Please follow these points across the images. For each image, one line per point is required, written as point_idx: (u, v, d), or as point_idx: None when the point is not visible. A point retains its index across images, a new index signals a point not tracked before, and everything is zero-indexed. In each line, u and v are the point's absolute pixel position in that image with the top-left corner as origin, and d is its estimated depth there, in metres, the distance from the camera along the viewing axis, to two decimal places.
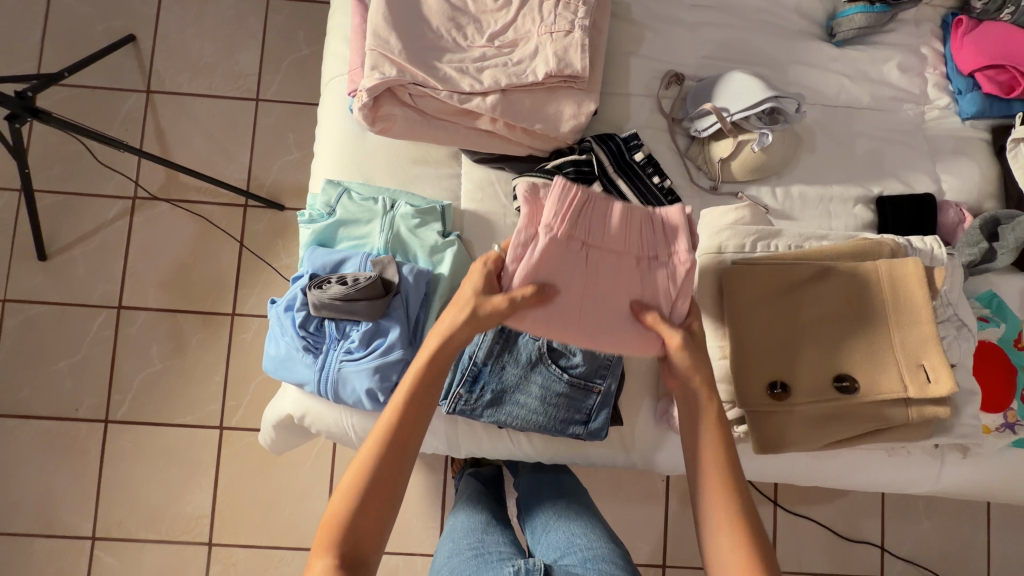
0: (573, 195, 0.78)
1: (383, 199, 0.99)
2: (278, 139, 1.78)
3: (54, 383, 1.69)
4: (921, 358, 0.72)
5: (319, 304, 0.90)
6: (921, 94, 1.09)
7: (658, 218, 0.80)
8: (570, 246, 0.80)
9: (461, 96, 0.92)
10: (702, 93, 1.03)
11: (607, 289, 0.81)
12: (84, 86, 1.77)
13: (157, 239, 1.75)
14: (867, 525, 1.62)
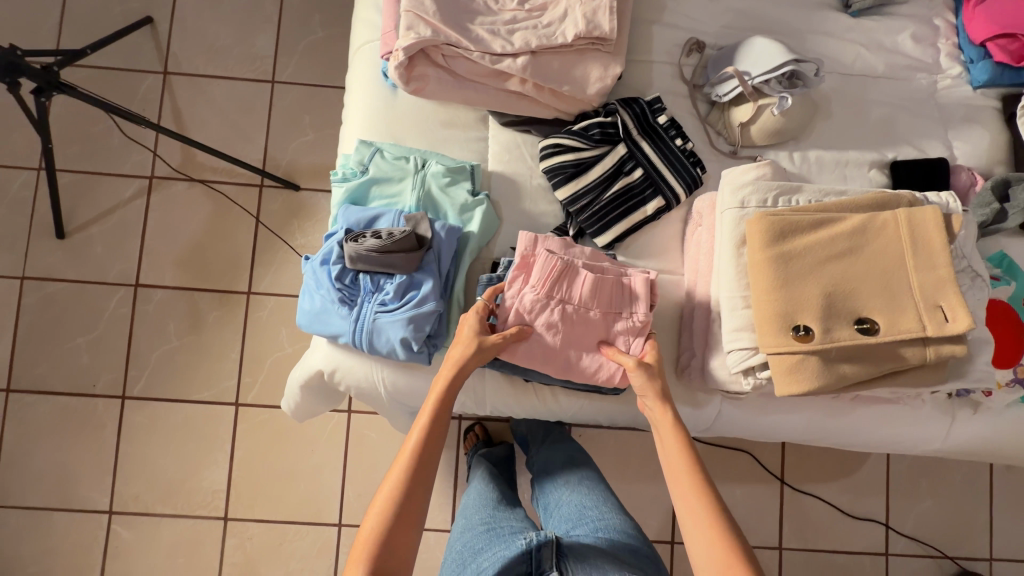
0: (555, 262, 0.94)
1: (414, 158, 1.02)
2: (295, 119, 1.81)
3: (72, 359, 1.70)
4: (938, 300, 0.77)
5: (356, 256, 0.93)
6: (933, 63, 1.13)
7: (625, 283, 0.97)
8: (551, 307, 0.95)
9: (492, 57, 0.96)
10: (722, 60, 1.07)
11: (579, 340, 0.97)
12: (103, 68, 1.80)
13: (174, 217, 1.76)
14: (872, 501, 1.65)
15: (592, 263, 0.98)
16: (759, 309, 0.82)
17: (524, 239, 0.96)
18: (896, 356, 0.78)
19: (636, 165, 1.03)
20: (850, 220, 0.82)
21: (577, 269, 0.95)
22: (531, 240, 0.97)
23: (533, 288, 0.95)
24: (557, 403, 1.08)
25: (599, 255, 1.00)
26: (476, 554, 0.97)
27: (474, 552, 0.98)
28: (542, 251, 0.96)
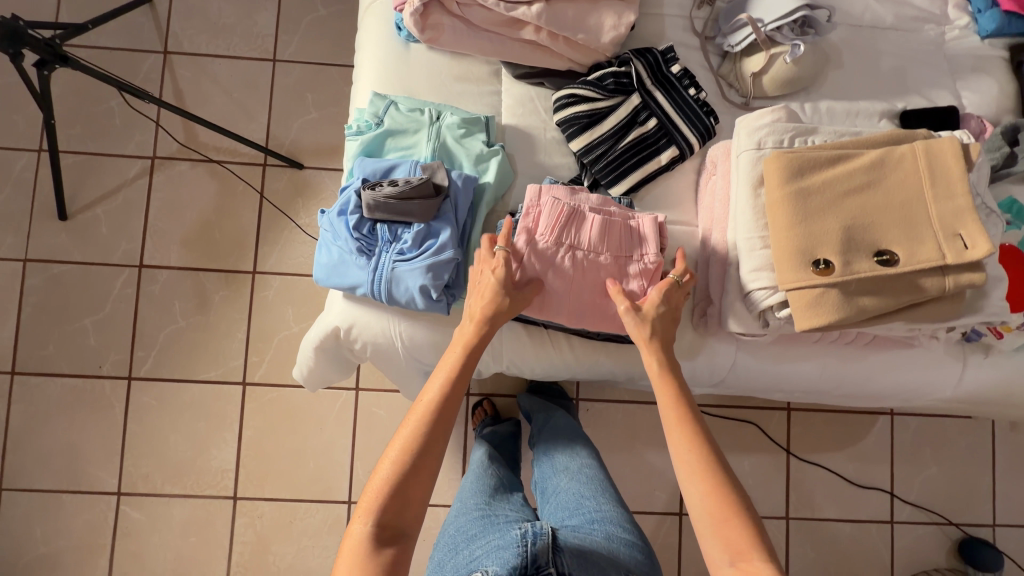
0: (561, 208, 0.95)
1: (429, 110, 1.02)
2: (298, 97, 1.80)
3: (78, 340, 1.69)
4: (957, 227, 0.77)
5: (374, 205, 0.93)
6: (941, 15, 1.14)
7: (633, 227, 0.97)
8: (560, 253, 0.95)
9: (507, 5, 0.98)
10: (734, 10, 1.07)
11: (591, 284, 0.96)
12: (102, 48, 1.78)
13: (177, 197, 1.76)
14: (877, 468, 1.66)
15: (601, 209, 0.98)
16: (777, 244, 0.83)
17: (530, 191, 0.97)
18: (915, 287, 0.79)
19: (651, 115, 1.04)
20: (864, 155, 0.83)
21: (585, 215, 0.95)
22: (539, 190, 0.98)
23: (542, 236, 0.95)
24: (573, 356, 1.08)
25: (607, 201, 1.00)
26: (468, 540, 0.94)
27: (467, 537, 0.96)
28: (550, 199, 0.96)
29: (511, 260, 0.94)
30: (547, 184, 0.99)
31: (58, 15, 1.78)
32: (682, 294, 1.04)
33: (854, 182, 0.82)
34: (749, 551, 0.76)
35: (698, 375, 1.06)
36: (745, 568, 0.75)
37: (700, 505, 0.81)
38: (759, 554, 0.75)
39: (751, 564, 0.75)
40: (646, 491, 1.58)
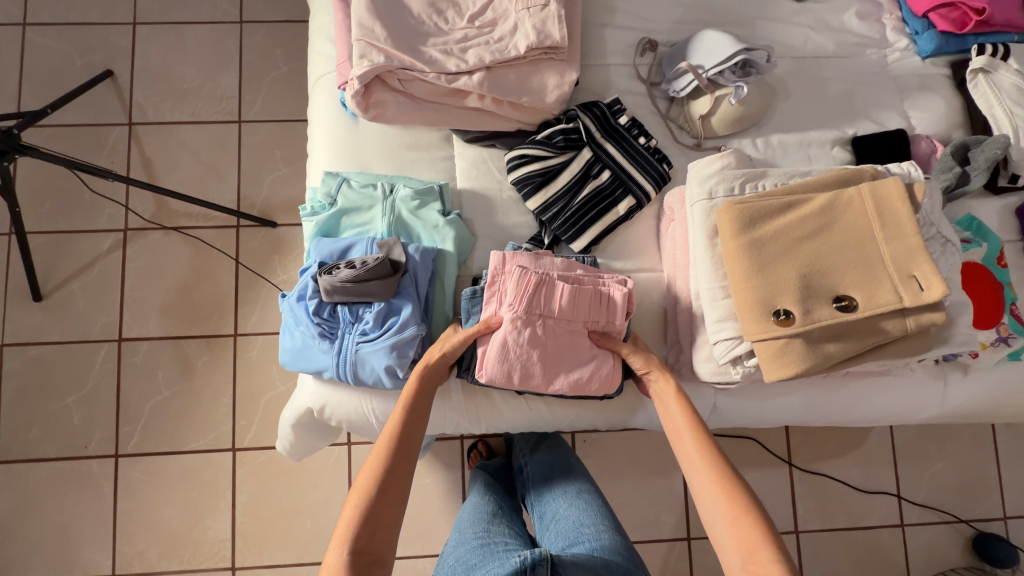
0: (529, 278, 0.92)
1: (382, 184, 1.01)
2: (266, 155, 1.80)
3: (61, 421, 1.66)
4: (911, 270, 0.77)
5: (331, 288, 0.91)
6: (881, 38, 1.15)
7: (603, 292, 0.94)
8: (531, 325, 0.92)
9: (448, 76, 0.95)
10: (675, 56, 1.08)
11: (565, 349, 0.93)
12: (67, 124, 1.79)
13: (152, 267, 1.74)
14: (883, 473, 1.64)
15: (566, 273, 0.96)
16: (738, 297, 0.82)
17: (494, 258, 0.94)
18: (877, 329, 0.79)
19: (603, 167, 1.04)
20: (812, 200, 0.83)
21: (553, 282, 0.93)
22: (503, 257, 0.95)
23: (510, 307, 0.92)
24: (553, 412, 1.06)
25: (575, 262, 0.98)
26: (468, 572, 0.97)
27: (466, 568, 0.99)
28: (515, 268, 0.94)
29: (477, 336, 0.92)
30: (513, 250, 0.96)
31: (21, 97, 1.79)
32: (653, 341, 1.03)
33: (807, 224, 0.82)
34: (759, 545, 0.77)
35: None
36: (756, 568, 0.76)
37: (713, 503, 0.83)
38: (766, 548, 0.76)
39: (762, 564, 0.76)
40: (652, 520, 1.54)
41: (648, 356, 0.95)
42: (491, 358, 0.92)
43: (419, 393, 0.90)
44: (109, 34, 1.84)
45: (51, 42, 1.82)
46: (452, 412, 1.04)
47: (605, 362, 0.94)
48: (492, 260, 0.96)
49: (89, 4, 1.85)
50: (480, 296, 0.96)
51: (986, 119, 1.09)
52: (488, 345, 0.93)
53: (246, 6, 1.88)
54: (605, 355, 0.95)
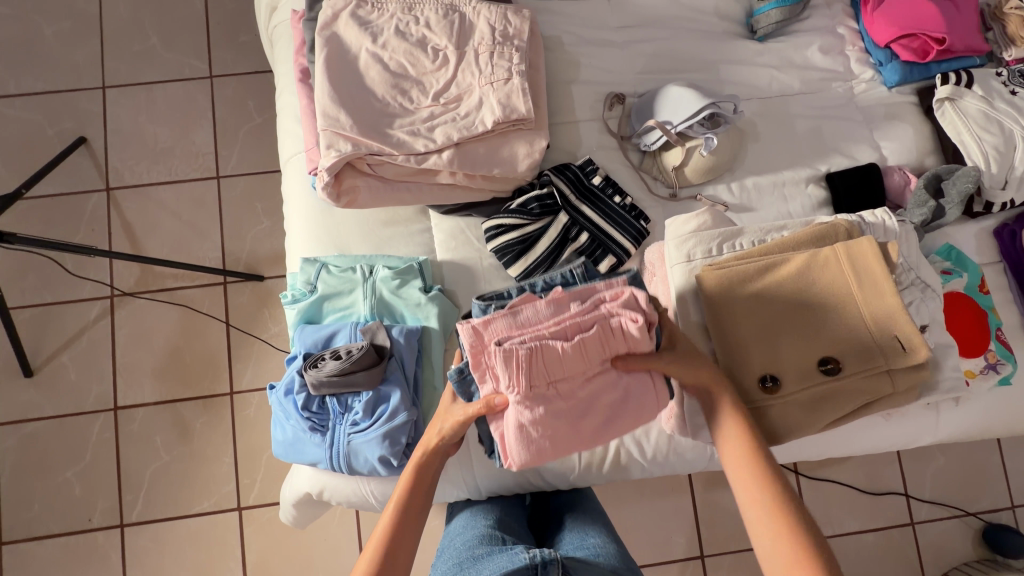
0: (518, 353, 0.75)
1: (361, 266, 1.01)
2: (247, 209, 1.78)
3: (63, 495, 1.64)
4: (892, 330, 0.79)
5: (318, 383, 0.91)
6: (846, 71, 1.15)
7: (613, 325, 0.78)
8: (542, 394, 0.78)
9: (418, 157, 0.94)
10: (644, 109, 1.08)
11: (592, 402, 0.80)
12: (44, 195, 1.77)
13: (142, 333, 1.73)
14: (894, 477, 1.62)
15: (559, 323, 0.78)
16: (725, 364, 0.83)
17: (466, 338, 0.77)
18: (864, 389, 0.80)
19: (581, 229, 1.04)
20: (793, 260, 0.83)
21: (545, 345, 0.76)
22: (475, 330, 0.78)
23: (510, 387, 0.78)
24: (551, 475, 1.07)
25: (564, 297, 0.79)
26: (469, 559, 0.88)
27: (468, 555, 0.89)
28: (495, 343, 0.77)
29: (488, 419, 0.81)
30: (483, 319, 0.78)
31: None
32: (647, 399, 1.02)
33: (787, 287, 0.82)
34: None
35: (672, 467, 1.08)
36: None
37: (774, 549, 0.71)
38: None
39: None
40: (663, 539, 1.52)
41: (695, 371, 0.80)
42: (514, 444, 0.80)
43: (408, 502, 0.82)
44: (80, 101, 1.82)
45: (23, 115, 1.81)
46: (450, 484, 1.06)
47: (643, 388, 0.82)
48: (465, 341, 0.78)
49: (56, 71, 1.83)
50: (468, 371, 0.83)
51: (956, 146, 1.09)
52: (501, 427, 0.81)
53: (214, 59, 1.85)
54: (638, 382, 0.82)
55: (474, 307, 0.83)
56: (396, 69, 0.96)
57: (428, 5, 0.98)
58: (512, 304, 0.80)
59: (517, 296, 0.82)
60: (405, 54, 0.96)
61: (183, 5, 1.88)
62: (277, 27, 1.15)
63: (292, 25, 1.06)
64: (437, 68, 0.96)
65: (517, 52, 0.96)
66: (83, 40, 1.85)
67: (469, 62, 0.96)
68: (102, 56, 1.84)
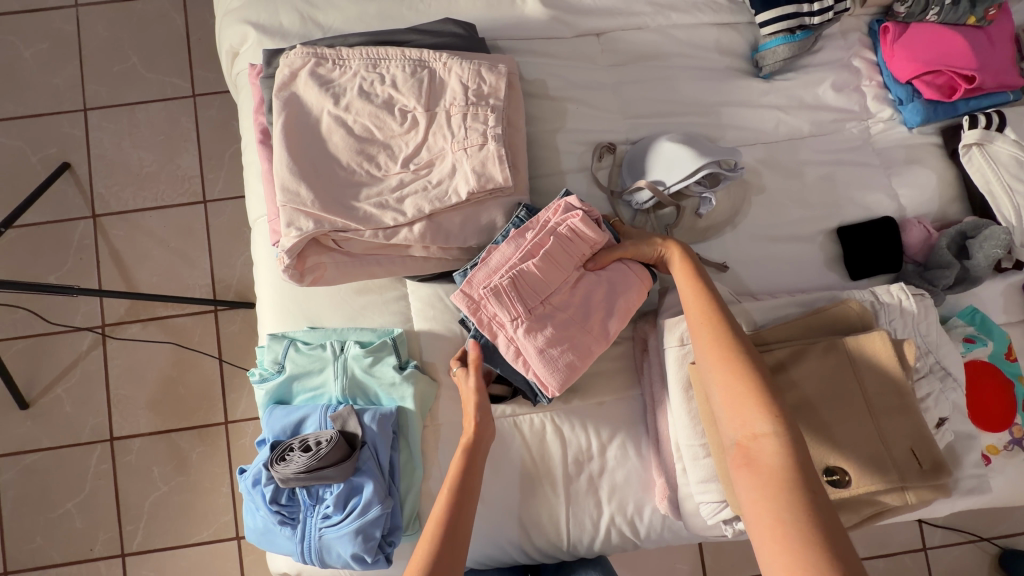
0: (501, 286, 0.83)
1: (331, 342, 0.94)
2: (237, 237, 1.56)
3: (62, 529, 1.44)
4: (909, 444, 0.72)
5: (285, 478, 0.85)
6: (862, 110, 1.04)
7: (567, 231, 0.86)
8: (542, 312, 0.85)
9: (386, 232, 0.86)
10: (636, 163, 0.98)
11: (587, 301, 0.87)
12: (28, 223, 1.53)
13: (136, 362, 1.51)
14: (965, 516, 1.43)
15: (522, 249, 0.86)
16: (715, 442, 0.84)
17: (460, 301, 0.85)
18: (874, 501, 0.73)
19: None
20: (810, 350, 0.77)
21: (521, 271, 0.84)
22: (465, 293, 0.86)
23: (512, 316, 0.84)
24: (539, 552, 1.00)
25: (518, 231, 0.87)
26: None
27: None
28: (483, 290, 0.85)
29: (517, 353, 0.85)
30: (466, 280, 0.86)
31: None
32: (636, 475, 0.98)
33: (801, 378, 0.76)
34: (759, 427, 0.69)
35: (666, 544, 1.01)
36: (750, 445, 0.69)
37: (711, 376, 0.76)
38: (764, 425, 0.68)
39: (755, 442, 0.68)
40: (665, 570, 1.33)
41: (649, 241, 0.88)
42: (543, 372, 0.84)
43: (473, 450, 0.83)
44: (60, 103, 1.58)
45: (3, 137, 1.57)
46: None
47: (622, 276, 0.89)
48: (464, 307, 0.86)
49: (31, 94, 1.58)
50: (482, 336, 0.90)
51: (984, 196, 0.99)
52: (530, 364, 0.85)
53: (197, 78, 1.61)
54: (617, 271, 0.89)
55: (457, 278, 0.90)
56: (361, 133, 0.88)
57: (394, 61, 0.90)
58: (482, 257, 0.88)
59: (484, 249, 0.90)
60: (370, 116, 0.88)
61: (160, 22, 1.62)
62: (239, 75, 1.06)
63: (251, 81, 0.98)
64: (406, 130, 0.88)
65: (493, 113, 0.88)
66: (63, 63, 1.60)
67: (441, 124, 0.88)
68: (81, 78, 1.60)
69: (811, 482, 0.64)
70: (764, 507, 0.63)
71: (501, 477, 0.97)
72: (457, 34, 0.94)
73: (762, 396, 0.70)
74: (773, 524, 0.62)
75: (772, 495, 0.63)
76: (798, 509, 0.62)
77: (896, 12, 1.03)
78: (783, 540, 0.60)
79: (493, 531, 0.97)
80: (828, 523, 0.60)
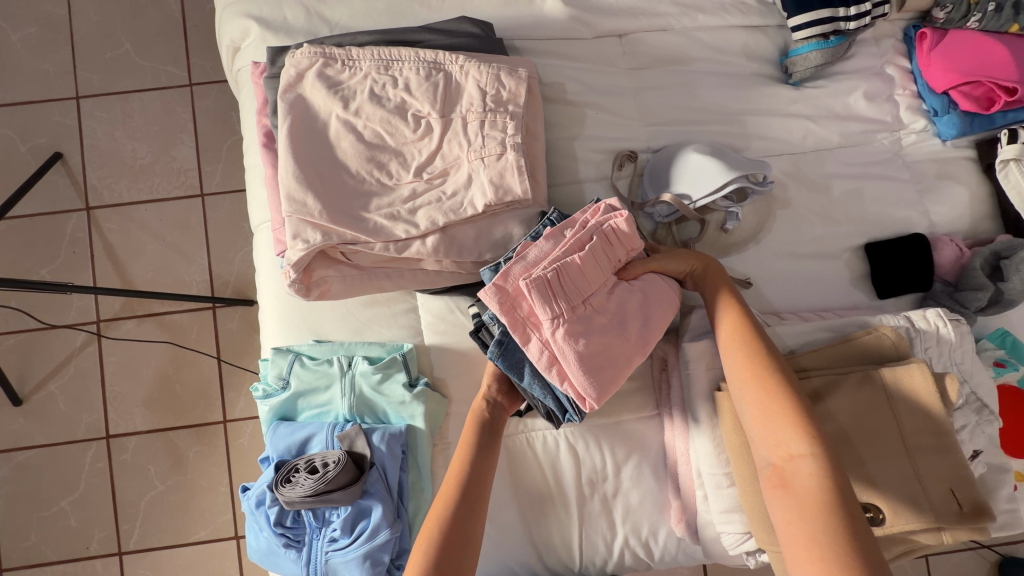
0: (544, 278, 0.77)
1: (338, 358, 0.90)
2: (235, 234, 1.50)
3: (56, 529, 1.41)
4: (949, 483, 0.70)
5: (291, 501, 0.82)
6: (893, 120, 1.00)
7: (609, 230, 0.82)
8: (580, 315, 0.79)
9: (398, 244, 0.82)
10: (658, 174, 0.93)
11: (625, 309, 0.82)
12: (19, 214, 1.48)
13: (132, 360, 1.46)
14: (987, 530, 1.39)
15: (564, 244, 0.80)
16: (739, 470, 0.83)
17: (491, 297, 0.77)
18: (905, 540, 0.72)
19: None
20: (843, 381, 0.76)
21: (565, 263, 0.78)
22: (498, 287, 0.78)
23: (551, 317, 0.78)
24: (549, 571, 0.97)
25: (556, 228, 0.82)
26: None
27: None
28: (522, 281, 0.78)
29: (550, 358, 0.79)
30: (501, 272, 0.79)
31: None
32: (654, 497, 0.95)
33: (835, 404, 0.75)
34: (794, 447, 0.69)
35: (679, 565, 0.99)
36: (785, 466, 0.69)
37: (744, 397, 0.75)
38: (799, 447, 0.68)
39: (792, 463, 0.68)
40: None
41: (684, 255, 0.86)
42: (581, 383, 0.77)
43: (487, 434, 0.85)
44: (51, 89, 1.52)
45: None
46: None
47: (658, 286, 0.85)
48: (494, 303, 0.78)
49: (21, 80, 1.51)
50: (508, 341, 0.83)
51: (1018, 214, 0.95)
52: (566, 370, 0.78)
53: (194, 67, 1.54)
54: (651, 282, 0.85)
55: (486, 274, 0.83)
56: (371, 139, 0.83)
57: (408, 63, 0.85)
58: (517, 251, 0.82)
59: (518, 245, 0.83)
60: (381, 122, 0.83)
61: (156, 7, 1.55)
62: (240, 72, 1.00)
63: (254, 80, 0.93)
64: (419, 137, 0.83)
65: (511, 121, 0.83)
66: (53, 47, 1.53)
67: (456, 131, 0.83)
68: (73, 64, 1.53)
69: (850, 505, 0.64)
70: (798, 528, 0.64)
71: (510, 497, 0.94)
72: (474, 35, 0.89)
73: (799, 418, 0.70)
74: (808, 545, 0.62)
75: (808, 515, 0.64)
76: (836, 533, 0.62)
77: (934, 17, 0.98)
78: (821, 562, 0.60)
79: (503, 553, 0.94)
80: (865, 545, 0.61)
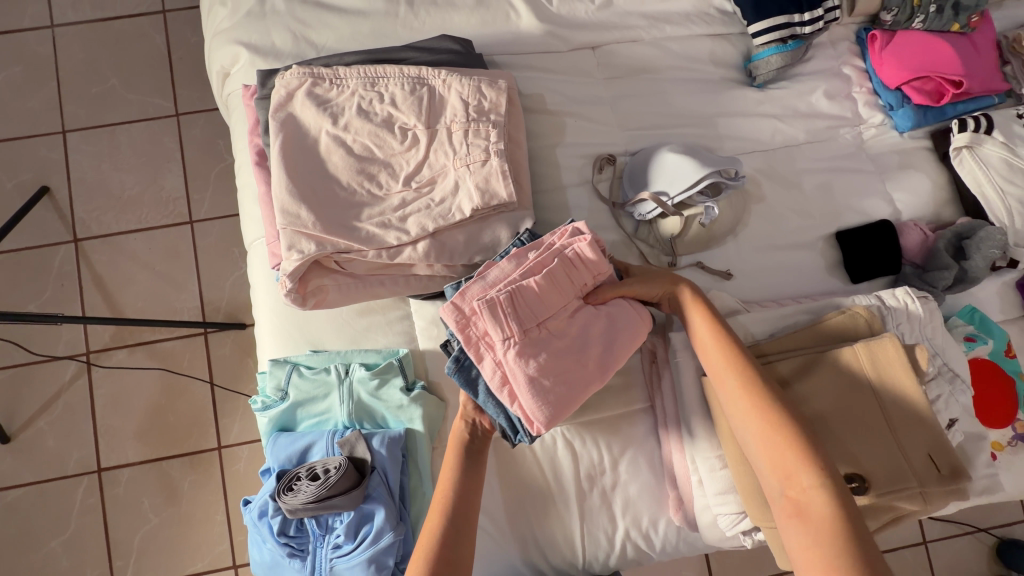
0: (496, 300, 0.80)
1: (336, 365, 0.92)
2: (226, 258, 1.52)
3: (46, 568, 1.37)
4: (928, 449, 0.74)
5: (293, 509, 0.82)
6: (854, 116, 1.06)
7: (572, 254, 0.85)
8: (535, 339, 0.82)
9: (390, 251, 0.85)
10: (636, 175, 0.98)
11: (585, 332, 0.84)
12: (6, 249, 1.48)
13: (124, 390, 1.46)
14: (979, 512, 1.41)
15: (523, 266, 0.83)
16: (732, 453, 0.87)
17: (450, 315, 0.81)
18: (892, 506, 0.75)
19: None
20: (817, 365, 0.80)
21: (520, 287, 0.81)
22: (455, 305, 0.82)
23: (504, 341, 0.81)
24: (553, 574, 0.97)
25: (521, 250, 0.86)
26: None
27: None
28: (476, 303, 0.81)
29: (505, 379, 0.81)
30: (459, 291, 0.82)
31: None
32: (652, 489, 0.97)
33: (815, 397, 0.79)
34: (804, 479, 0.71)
35: (682, 556, 1.00)
36: (797, 495, 0.71)
37: (746, 426, 0.77)
38: (810, 479, 0.70)
39: (804, 492, 0.70)
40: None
41: (659, 280, 0.88)
42: (530, 406, 0.79)
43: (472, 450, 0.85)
44: (38, 126, 1.54)
45: None
46: None
47: (624, 311, 0.87)
48: (452, 321, 0.82)
49: (7, 118, 1.54)
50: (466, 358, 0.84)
51: (976, 197, 1.01)
52: (518, 395, 0.80)
53: (181, 97, 1.58)
54: (619, 308, 0.88)
55: (450, 292, 0.87)
56: (361, 152, 0.87)
57: (393, 79, 0.89)
58: (479, 271, 0.85)
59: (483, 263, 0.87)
60: (370, 135, 0.87)
61: (142, 41, 1.59)
62: (230, 96, 1.04)
63: (245, 102, 0.97)
64: (407, 148, 0.87)
65: (494, 129, 0.87)
66: (40, 86, 1.56)
67: (442, 141, 0.87)
68: (60, 100, 1.55)
69: (863, 530, 0.66)
70: (818, 555, 0.66)
71: (510, 499, 0.95)
72: (455, 51, 0.94)
73: (801, 447, 0.72)
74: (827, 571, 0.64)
75: (825, 542, 0.66)
76: (854, 557, 0.64)
77: (882, 20, 1.05)
78: None
79: (506, 555, 0.94)
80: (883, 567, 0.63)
